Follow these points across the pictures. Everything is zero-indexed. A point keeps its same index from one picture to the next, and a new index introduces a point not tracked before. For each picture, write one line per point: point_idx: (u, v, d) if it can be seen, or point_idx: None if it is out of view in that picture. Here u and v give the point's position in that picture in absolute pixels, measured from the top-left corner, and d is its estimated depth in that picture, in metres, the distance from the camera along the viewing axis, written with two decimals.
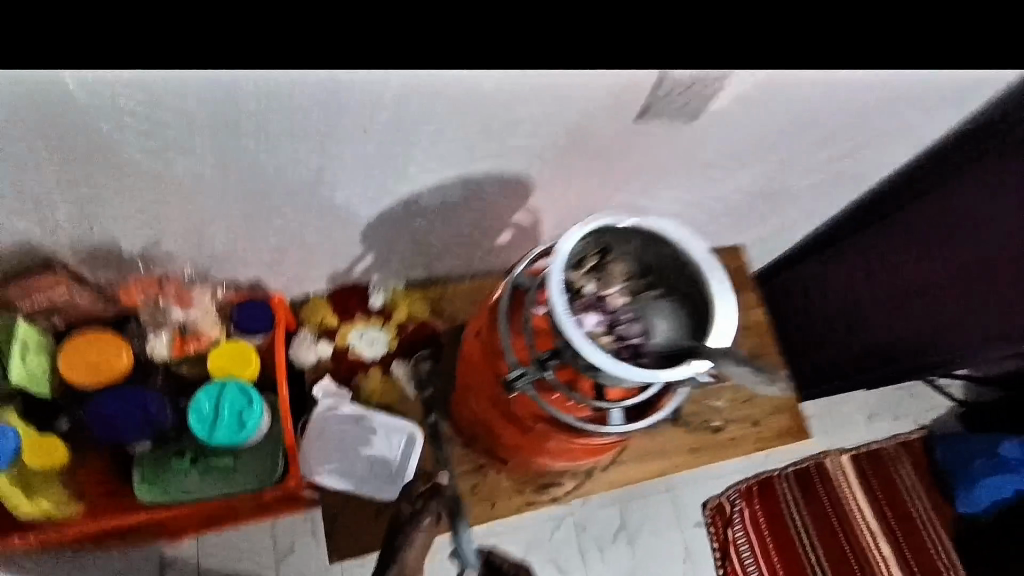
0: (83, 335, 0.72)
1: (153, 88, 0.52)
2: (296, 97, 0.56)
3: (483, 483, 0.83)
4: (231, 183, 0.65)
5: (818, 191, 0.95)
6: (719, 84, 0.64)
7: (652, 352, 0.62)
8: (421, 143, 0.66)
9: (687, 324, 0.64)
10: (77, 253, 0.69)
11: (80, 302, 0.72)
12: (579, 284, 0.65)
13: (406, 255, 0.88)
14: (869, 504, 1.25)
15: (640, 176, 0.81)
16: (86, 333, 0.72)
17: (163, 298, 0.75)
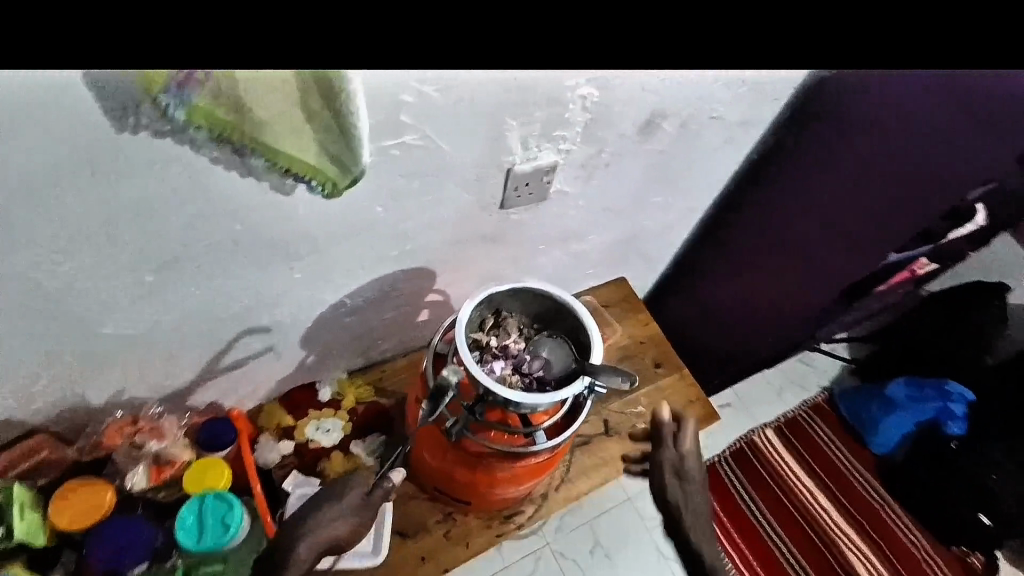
0: (73, 484, 0.82)
1: (115, 265, 0.67)
2: (230, 249, 0.72)
3: (456, 527, 0.95)
4: (179, 324, 0.78)
5: (668, 223, 1.18)
6: (551, 171, 0.88)
7: (553, 380, 0.77)
8: (333, 257, 0.82)
9: (574, 352, 0.80)
10: (52, 418, 0.82)
11: (61, 458, 0.83)
12: (484, 340, 0.81)
13: (342, 349, 1.02)
14: (795, 462, 1.48)
15: (520, 242, 1.00)
16: (75, 483, 0.82)
17: (138, 435, 0.86)
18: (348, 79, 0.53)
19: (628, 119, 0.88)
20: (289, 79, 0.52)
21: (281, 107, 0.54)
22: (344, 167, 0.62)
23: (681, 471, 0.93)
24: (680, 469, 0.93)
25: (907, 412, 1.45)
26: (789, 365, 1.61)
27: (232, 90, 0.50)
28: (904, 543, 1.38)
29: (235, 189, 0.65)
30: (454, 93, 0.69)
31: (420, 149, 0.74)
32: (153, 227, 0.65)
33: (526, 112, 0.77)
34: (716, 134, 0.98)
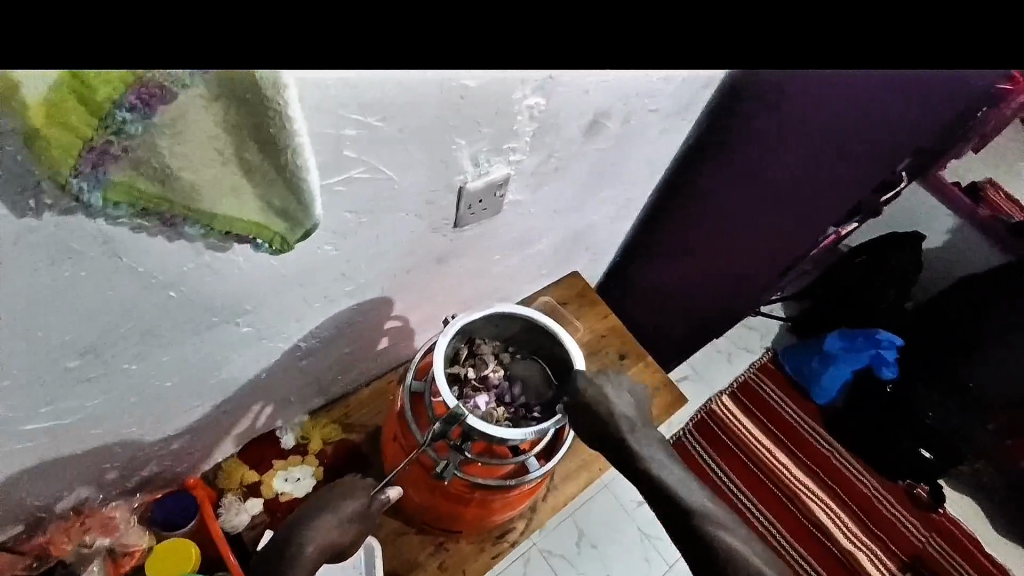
0: None
1: (34, 357, 0.60)
2: (165, 317, 0.65)
3: (449, 556, 0.92)
4: (113, 401, 0.71)
5: (618, 215, 1.17)
6: (503, 184, 0.84)
7: (536, 406, 0.81)
8: (281, 303, 0.75)
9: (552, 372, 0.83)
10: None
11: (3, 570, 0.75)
12: (462, 373, 0.82)
13: (300, 392, 0.95)
14: (752, 425, 1.60)
15: (476, 257, 0.96)
16: None
17: (87, 532, 0.80)
18: (292, 126, 0.47)
19: (573, 122, 0.83)
20: (221, 136, 0.46)
21: (213, 168, 0.48)
22: (293, 221, 0.56)
23: (611, 395, 0.76)
24: (608, 394, 0.75)
25: (842, 363, 1.57)
26: (735, 332, 1.70)
27: (155, 159, 0.44)
28: (852, 481, 1.56)
29: (164, 257, 0.59)
30: (397, 119, 0.63)
31: (367, 182, 0.68)
32: (72, 312, 0.58)
33: (473, 130, 0.72)
34: (659, 125, 0.97)
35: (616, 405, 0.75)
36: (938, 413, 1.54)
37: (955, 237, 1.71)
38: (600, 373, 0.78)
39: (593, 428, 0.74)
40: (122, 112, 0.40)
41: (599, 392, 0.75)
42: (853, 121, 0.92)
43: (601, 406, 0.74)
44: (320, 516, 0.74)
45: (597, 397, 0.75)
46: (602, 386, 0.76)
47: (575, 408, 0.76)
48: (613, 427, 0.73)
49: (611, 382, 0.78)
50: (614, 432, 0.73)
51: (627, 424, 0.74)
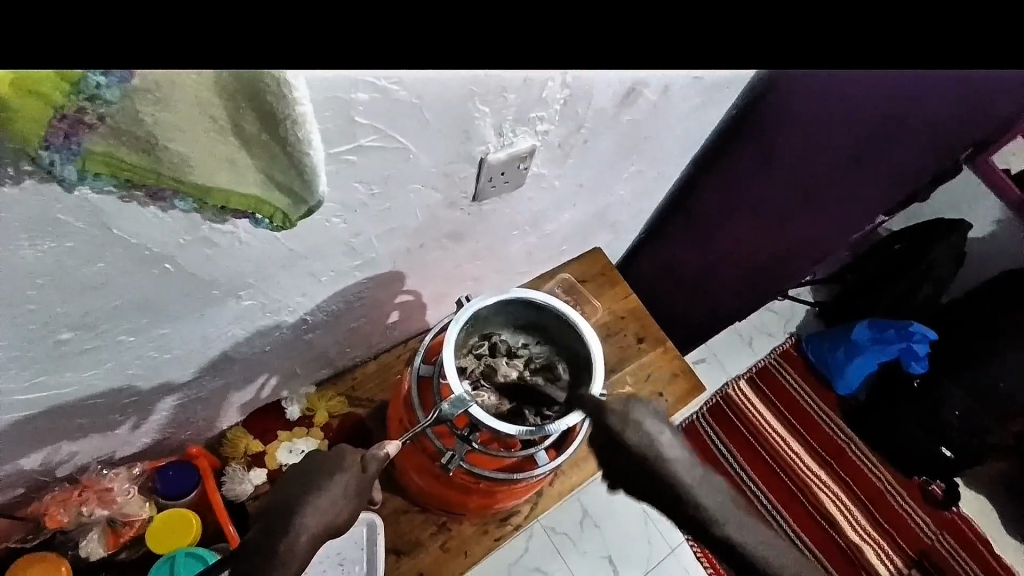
0: (22, 563, 0.78)
1: (20, 329, 0.57)
2: (162, 290, 0.62)
3: (453, 536, 0.90)
4: (111, 372, 0.69)
5: (647, 192, 1.09)
6: (527, 157, 0.77)
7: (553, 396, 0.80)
8: (284, 277, 0.71)
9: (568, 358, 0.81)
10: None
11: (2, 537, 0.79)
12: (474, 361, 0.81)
13: (307, 365, 0.92)
14: (768, 413, 1.56)
15: (494, 233, 0.90)
16: (24, 560, 0.78)
17: (85, 504, 0.80)
18: (295, 96, 0.41)
19: (608, 92, 0.74)
20: (213, 102, 0.41)
21: (205, 137, 0.43)
22: (296, 197, 0.51)
23: (655, 430, 0.69)
24: (653, 434, 0.68)
25: (869, 354, 1.49)
26: (758, 316, 1.65)
27: (137, 126, 0.40)
28: (866, 475, 1.53)
29: (155, 229, 0.54)
30: (415, 87, 0.56)
31: (380, 152, 0.62)
32: (57, 286, 0.54)
33: (499, 98, 0.64)
34: (699, 99, 0.88)
35: (666, 445, 0.68)
36: (963, 411, 1.43)
37: (1002, 227, 1.61)
38: (636, 402, 0.71)
39: (647, 479, 0.68)
40: (96, 76, 0.35)
41: (644, 433, 0.69)
42: (911, 109, 0.83)
43: (649, 453, 0.68)
44: (310, 498, 0.63)
45: (642, 442, 0.68)
46: (644, 424, 0.69)
47: (618, 457, 0.69)
48: (669, 474, 0.67)
49: (650, 411, 0.71)
50: (670, 484, 0.67)
51: (683, 464, 0.67)
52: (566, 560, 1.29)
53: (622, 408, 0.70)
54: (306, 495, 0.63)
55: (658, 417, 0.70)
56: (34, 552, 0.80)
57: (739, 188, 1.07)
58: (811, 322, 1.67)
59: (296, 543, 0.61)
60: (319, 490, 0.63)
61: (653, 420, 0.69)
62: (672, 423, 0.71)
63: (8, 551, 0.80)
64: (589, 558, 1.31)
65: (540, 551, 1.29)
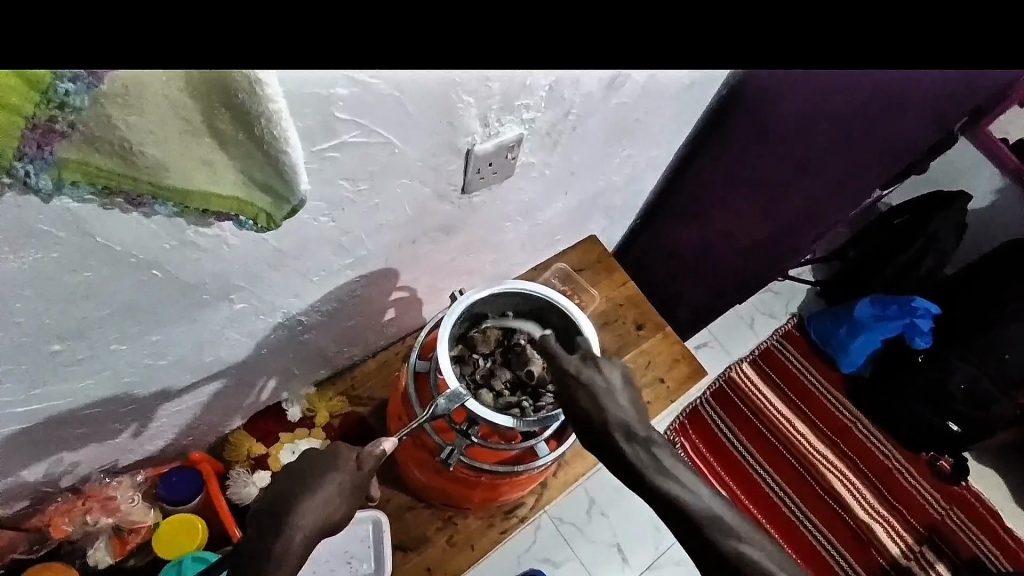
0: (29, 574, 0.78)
1: (12, 342, 0.57)
2: (151, 297, 0.62)
3: (458, 531, 0.90)
4: (105, 381, 0.69)
5: (639, 176, 1.09)
6: (515, 146, 0.76)
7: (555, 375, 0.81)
8: (273, 278, 0.70)
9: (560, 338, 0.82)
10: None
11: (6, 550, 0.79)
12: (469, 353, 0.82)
13: (304, 366, 0.92)
14: (772, 395, 1.55)
15: (486, 225, 0.90)
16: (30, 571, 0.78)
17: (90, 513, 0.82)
18: (266, 93, 0.41)
19: (593, 77, 0.73)
20: (185, 102, 0.40)
21: (180, 139, 0.43)
22: (278, 195, 0.50)
23: (604, 393, 0.67)
24: (601, 396, 0.67)
25: (872, 331, 1.48)
26: (759, 297, 1.64)
27: (109, 131, 0.40)
28: (873, 453, 1.52)
29: (140, 235, 0.54)
30: (394, 78, 0.55)
31: (363, 147, 0.62)
32: (45, 297, 0.54)
33: (481, 86, 0.63)
34: (687, 80, 0.87)
35: (613, 409, 0.66)
36: (969, 383, 1.42)
37: (1002, 198, 1.60)
38: (593, 367, 0.69)
39: (590, 438, 0.67)
40: (66, 85, 0.35)
41: (593, 396, 0.67)
42: (907, 87, 0.81)
43: (595, 415, 0.66)
44: (306, 499, 0.63)
45: (590, 404, 0.67)
46: (593, 387, 0.67)
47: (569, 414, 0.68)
48: (606, 433, 0.66)
49: (605, 374, 0.68)
50: (611, 447, 0.65)
51: (625, 425, 0.66)
52: (575, 549, 1.30)
53: (575, 369, 0.69)
54: (302, 495, 0.63)
55: (611, 381, 0.68)
56: (41, 563, 0.80)
57: (733, 167, 1.06)
58: (813, 301, 1.66)
59: (292, 543, 0.61)
60: (315, 489, 0.63)
61: (603, 384, 0.68)
62: (625, 386, 0.68)
63: (14, 564, 0.80)
64: (598, 546, 1.31)
65: (548, 540, 1.30)
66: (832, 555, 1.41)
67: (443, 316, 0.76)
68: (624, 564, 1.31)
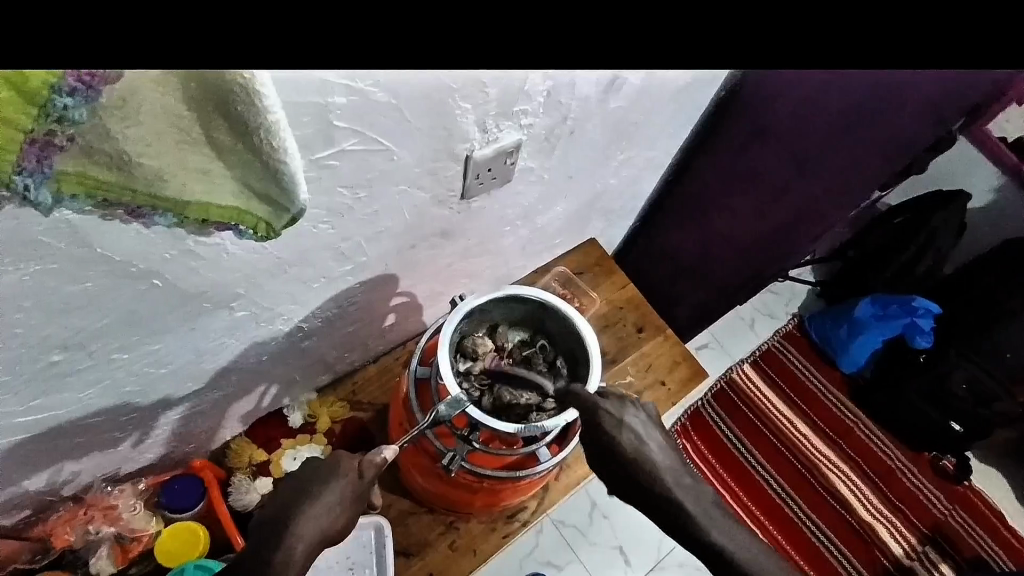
0: None
1: (14, 353, 0.57)
2: (152, 307, 0.62)
3: (461, 536, 0.90)
4: (107, 390, 0.69)
5: (637, 179, 1.09)
6: (513, 151, 0.76)
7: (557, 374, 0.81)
8: (273, 285, 0.70)
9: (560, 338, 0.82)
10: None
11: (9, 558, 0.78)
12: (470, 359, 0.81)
13: (305, 373, 0.92)
14: (773, 395, 1.55)
15: (485, 230, 0.90)
16: None
17: (92, 521, 0.82)
18: (263, 104, 0.41)
19: (590, 82, 0.73)
20: (183, 114, 0.40)
21: (178, 150, 0.43)
22: (278, 206, 0.50)
23: (645, 434, 0.67)
24: (642, 437, 0.66)
25: (873, 331, 1.48)
26: (759, 297, 1.64)
27: (107, 144, 0.40)
28: (875, 453, 1.52)
29: (139, 245, 0.54)
30: (390, 85, 0.55)
31: (362, 155, 0.62)
32: (45, 308, 0.54)
33: (480, 93, 0.63)
34: (684, 82, 0.86)
35: (655, 450, 0.66)
36: (972, 382, 1.42)
37: (1003, 196, 1.60)
38: (630, 406, 0.69)
39: (635, 484, 0.65)
40: (62, 99, 0.35)
41: (636, 438, 0.66)
42: (905, 90, 0.81)
43: (640, 457, 0.65)
44: (306, 508, 0.63)
45: (634, 445, 0.66)
46: (636, 428, 0.67)
47: (609, 458, 0.67)
48: (649, 480, 0.64)
49: (642, 416, 0.69)
50: (658, 489, 0.64)
51: (671, 475, 0.65)
52: (577, 552, 1.30)
53: (617, 411, 0.68)
54: (303, 504, 0.63)
55: (648, 422, 0.69)
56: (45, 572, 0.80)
57: (732, 169, 1.06)
58: (813, 301, 1.66)
59: (293, 553, 0.61)
60: (315, 497, 0.63)
61: (643, 425, 0.68)
62: (662, 431, 0.69)
63: None
64: (601, 549, 1.31)
65: (551, 543, 1.30)
66: (835, 556, 1.41)
67: (442, 326, 0.75)
68: (627, 567, 1.30)
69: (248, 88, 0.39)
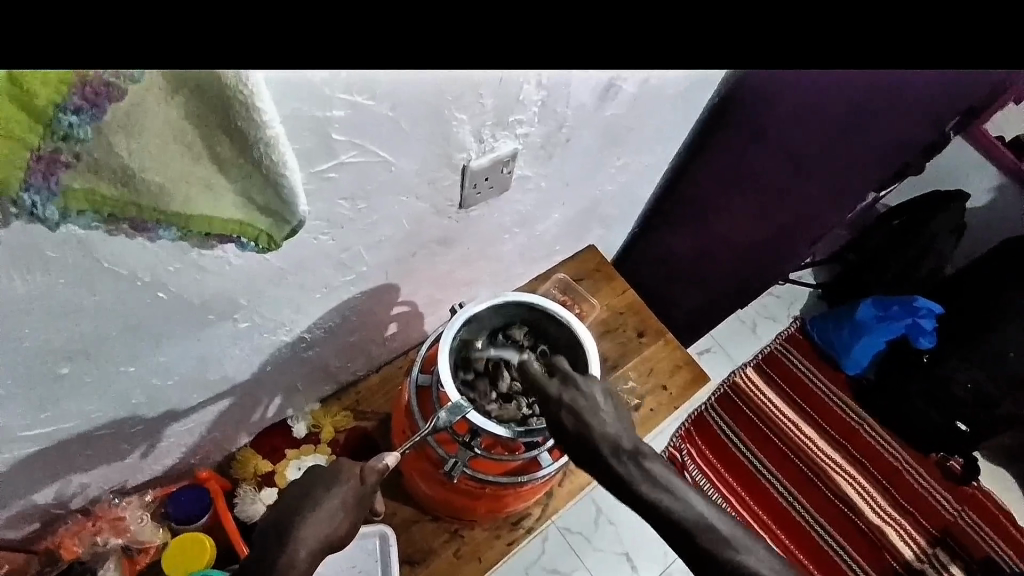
0: None
1: (22, 366, 0.58)
2: (157, 319, 0.63)
3: (466, 543, 0.90)
4: (115, 401, 0.70)
5: (634, 184, 1.10)
6: (510, 160, 0.78)
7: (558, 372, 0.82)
8: (275, 296, 0.71)
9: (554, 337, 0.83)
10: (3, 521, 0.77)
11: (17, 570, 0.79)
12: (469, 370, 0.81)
13: (308, 383, 0.93)
14: (776, 398, 1.55)
15: (483, 239, 0.91)
16: None
17: (100, 533, 0.83)
18: (262, 117, 0.42)
19: (585, 90, 0.74)
20: (185, 129, 0.42)
21: (182, 164, 0.44)
22: (278, 218, 0.52)
23: (589, 411, 0.67)
24: (582, 413, 0.66)
25: (876, 333, 1.48)
26: (760, 301, 1.65)
27: (113, 160, 0.41)
28: (880, 454, 1.52)
29: (144, 258, 0.55)
30: (387, 97, 0.57)
31: (361, 166, 0.63)
32: (52, 321, 0.56)
33: (476, 103, 0.65)
34: (678, 88, 0.87)
35: (595, 423, 0.66)
36: (973, 382, 1.41)
37: (1001, 195, 1.60)
38: (572, 384, 0.69)
39: (579, 456, 0.66)
40: (69, 116, 0.36)
41: (577, 416, 0.66)
42: (896, 91, 0.82)
43: (581, 434, 0.65)
44: (311, 516, 0.63)
45: (576, 423, 0.66)
46: (577, 407, 0.67)
47: (557, 436, 0.68)
48: (594, 454, 0.64)
49: (587, 391, 0.68)
50: (600, 462, 0.64)
51: (615, 446, 0.64)
52: (584, 559, 1.29)
53: (557, 391, 0.68)
54: (307, 512, 0.64)
55: (594, 397, 0.68)
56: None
57: (729, 173, 1.07)
58: (814, 303, 1.66)
59: (298, 562, 0.62)
60: (318, 504, 0.64)
61: (587, 402, 0.67)
62: (608, 403, 0.68)
63: None
64: (607, 555, 1.31)
65: (556, 550, 1.29)
66: (845, 560, 1.40)
67: (440, 339, 0.76)
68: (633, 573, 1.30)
69: (247, 101, 0.40)
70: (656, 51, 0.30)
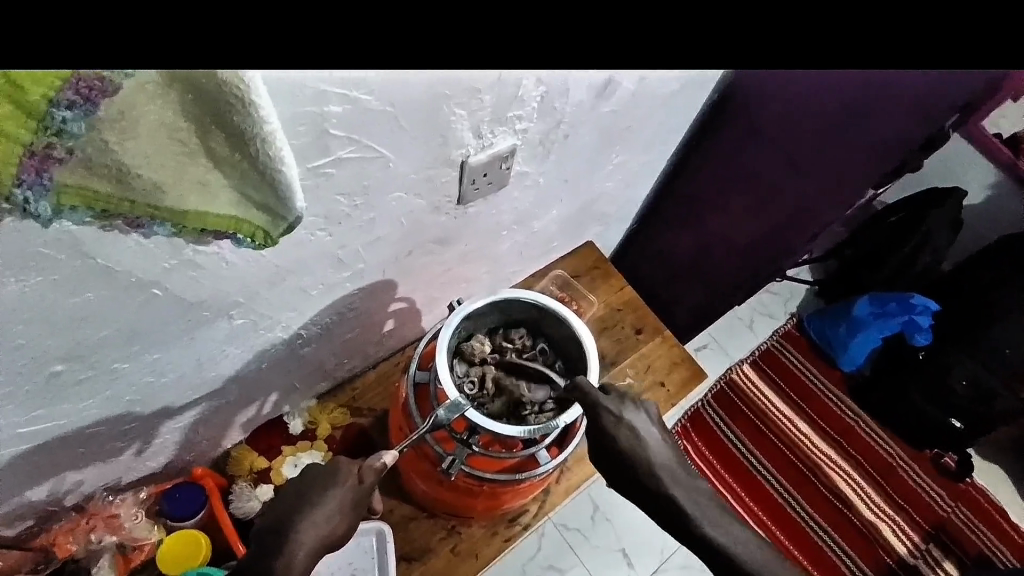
0: None
1: (13, 365, 0.57)
2: (151, 317, 0.62)
3: (464, 540, 0.90)
4: (110, 399, 0.69)
5: (633, 181, 1.09)
6: (508, 156, 0.77)
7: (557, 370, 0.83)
8: (272, 293, 0.71)
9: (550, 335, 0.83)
10: None
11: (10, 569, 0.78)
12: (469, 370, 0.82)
13: (305, 380, 0.92)
14: (772, 395, 1.55)
15: (481, 235, 0.91)
16: None
17: (94, 530, 0.82)
18: (259, 113, 0.41)
19: (583, 86, 0.74)
20: (179, 125, 0.41)
21: (177, 161, 0.43)
22: (274, 214, 0.51)
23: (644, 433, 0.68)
24: (642, 437, 0.67)
25: (871, 330, 1.49)
26: (759, 298, 1.65)
27: (106, 157, 0.40)
28: (874, 450, 1.52)
29: (138, 256, 0.55)
30: (385, 92, 0.56)
31: (358, 162, 0.62)
32: (46, 320, 0.55)
33: (473, 99, 0.64)
34: (677, 85, 0.87)
35: (652, 448, 0.67)
36: (971, 379, 1.42)
37: (998, 193, 1.61)
38: (629, 404, 0.69)
39: (631, 479, 0.66)
40: (61, 112, 0.36)
41: (635, 437, 0.67)
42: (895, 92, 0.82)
43: (638, 456, 0.66)
44: (308, 516, 0.63)
45: (632, 444, 0.66)
46: (635, 428, 0.67)
47: (607, 456, 0.67)
48: (652, 479, 0.65)
49: (642, 413, 0.69)
50: (652, 485, 0.65)
51: (670, 473, 0.66)
52: (580, 555, 1.30)
53: (616, 410, 0.68)
54: (304, 512, 0.63)
55: (648, 420, 0.69)
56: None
57: (728, 169, 1.07)
58: (811, 300, 1.66)
59: (294, 561, 0.61)
60: (315, 504, 0.64)
61: (643, 424, 0.68)
62: (660, 427, 0.69)
63: None
64: (603, 552, 1.31)
65: (553, 546, 1.30)
66: (839, 556, 1.41)
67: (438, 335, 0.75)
68: (630, 570, 1.30)
69: (240, 97, 0.39)
70: (664, 54, 0.29)
